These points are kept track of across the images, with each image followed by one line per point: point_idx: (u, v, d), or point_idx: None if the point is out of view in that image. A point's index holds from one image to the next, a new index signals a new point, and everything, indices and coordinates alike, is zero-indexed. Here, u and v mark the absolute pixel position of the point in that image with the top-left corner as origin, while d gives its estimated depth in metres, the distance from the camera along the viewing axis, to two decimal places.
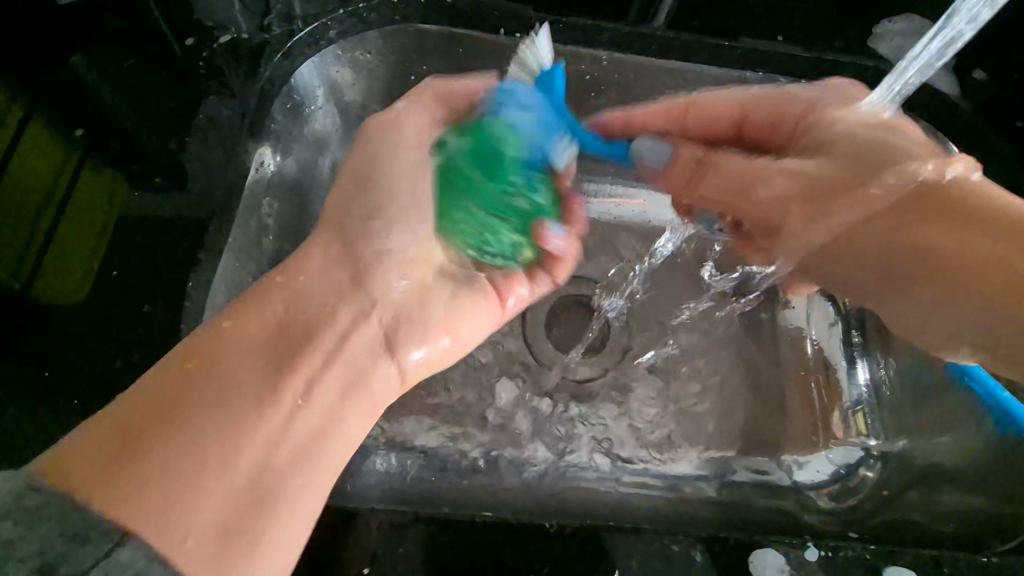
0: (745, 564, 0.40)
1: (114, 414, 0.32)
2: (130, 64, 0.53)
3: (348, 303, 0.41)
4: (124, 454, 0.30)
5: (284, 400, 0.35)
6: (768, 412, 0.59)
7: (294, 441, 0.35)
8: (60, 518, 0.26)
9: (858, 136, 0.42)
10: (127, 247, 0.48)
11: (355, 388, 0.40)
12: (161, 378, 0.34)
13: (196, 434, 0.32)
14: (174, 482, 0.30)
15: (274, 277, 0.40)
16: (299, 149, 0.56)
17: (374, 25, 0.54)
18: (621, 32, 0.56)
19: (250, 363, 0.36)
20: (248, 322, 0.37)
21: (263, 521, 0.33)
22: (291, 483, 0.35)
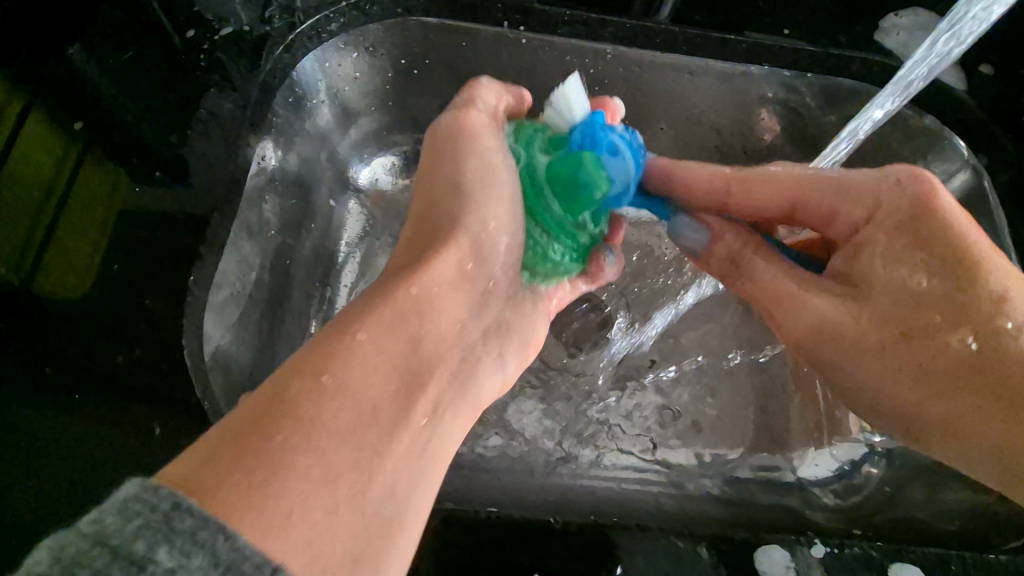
0: (751, 562, 0.40)
1: (238, 434, 0.28)
2: (129, 57, 0.52)
3: (464, 332, 0.40)
4: (268, 476, 0.27)
5: (415, 421, 0.34)
6: (769, 410, 0.60)
7: (420, 462, 0.34)
8: (210, 547, 0.22)
9: (917, 281, 0.39)
10: (129, 242, 0.47)
11: (460, 406, 0.39)
12: (294, 394, 0.30)
13: (337, 460, 0.29)
14: (319, 508, 0.27)
15: (403, 294, 0.37)
16: (302, 144, 0.56)
17: (376, 18, 0.53)
18: (626, 25, 0.55)
19: (383, 381, 0.33)
20: (381, 342, 0.35)
21: (388, 549, 0.30)
22: (410, 514, 0.32)
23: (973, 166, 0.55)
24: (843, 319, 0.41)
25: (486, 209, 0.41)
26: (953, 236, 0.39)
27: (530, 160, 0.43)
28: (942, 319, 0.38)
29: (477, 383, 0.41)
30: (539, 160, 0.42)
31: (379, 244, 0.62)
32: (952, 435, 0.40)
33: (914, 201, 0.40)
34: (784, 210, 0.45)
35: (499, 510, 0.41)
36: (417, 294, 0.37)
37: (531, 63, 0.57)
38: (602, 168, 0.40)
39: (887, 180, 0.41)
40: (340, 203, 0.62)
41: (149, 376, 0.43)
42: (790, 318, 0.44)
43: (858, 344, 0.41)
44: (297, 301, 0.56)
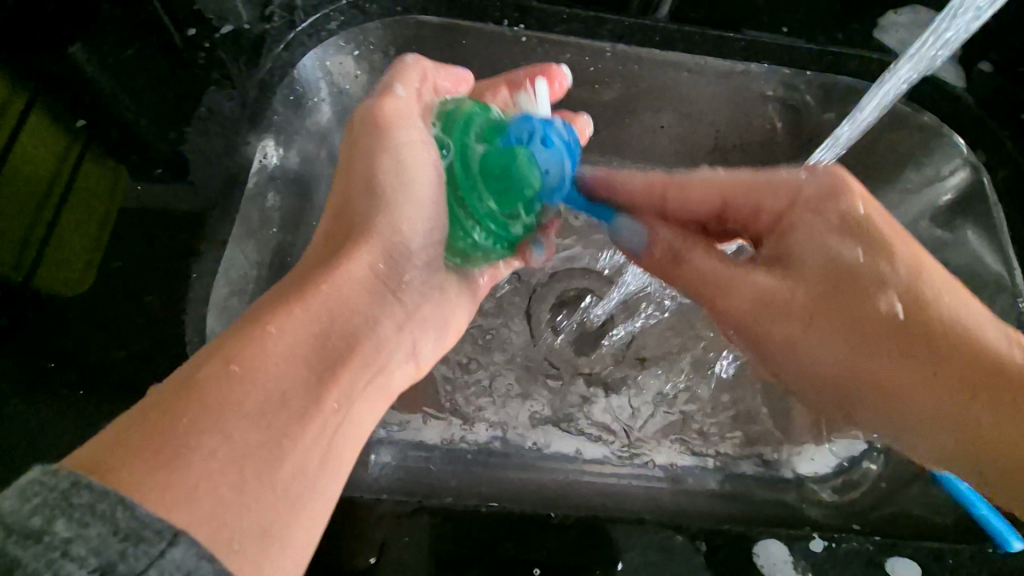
0: (745, 555, 0.40)
1: (148, 421, 0.28)
2: (129, 54, 0.52)
3: (381, 325, 0.39)
4: (171, 466, 0.27)
5: (328, 404, 0.33)
6: (772, 403, 0.59)
7: (332, 449, 0.33)
8: (109, 517, 0.24)
9: (853, 261, 0.41)
10: (127, 238, 0.48)
11: (380, 391, 0.38)
12: (202, 382, 0.30)
13: (242, 442, 0.29)
14: (222, 487, 0.28)
15: (313, 287, 0.36)
16: (301, 142, 0.55)
17: (374, 17, 0.54)
18: (624, 23, 0.56)
19: (298, 369, 0.33)
20: (293, 332, 0.34)
21: (295, 530, 0.30)
22: (318, 495, 0.32)
23: (972, 163, 0.55)
24: (780, 314, 0.42)
25: (410, 174, 0.42)
26: (883, 226, 0.42)
27: (465, 147, 0.43)
28: (897, 288, 0.40)
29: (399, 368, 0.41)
30: (473, 147, 0.43)
31: None
32: (937, 414, 0.39)
33: (826, 185, 0.43)
34: (714, 210, 0.48)
35: (497, 504, 0.41)
36: (330, 282, 0.37)
37: (530, 61, 0.58)
38: (536, 164, 0.42)
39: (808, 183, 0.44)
40: None
41: (147, 371, 0.44)
42: (733, 299, 0.44)
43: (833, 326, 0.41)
44: None
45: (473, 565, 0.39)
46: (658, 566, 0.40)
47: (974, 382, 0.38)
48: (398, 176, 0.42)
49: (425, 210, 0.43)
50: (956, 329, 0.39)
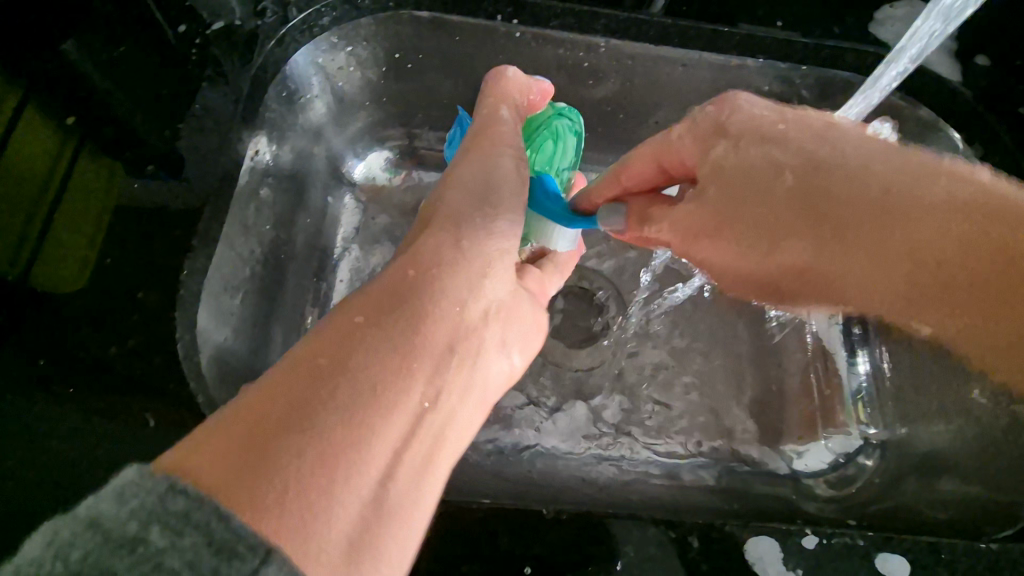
0: (739, 551, 0.40)
1: (238, 423, 0.29)
2: (121, 52, 0.52)
3: (468, 311, 0.40)
4: (259, 463, 0.27)
5: (413, 401, 0.34)
6: (764, 401, 0.60)
7: (422, 444, 0.33)
8: (207, 527, 0.22)
9: (737, 172, 0.38)
10: (121, 235, 0.47)
11: (472, 396, 0.39)
12: (294, 380, 0.32)
13: (331, 441, 0.29)
14: (317, 482, 0.28)
15: (403, 277, 0.40)
16: (294, 138, 0.57)
17: (367, 12, 0.53)
18: (619, 18, 0.55)
19: (383, 362, 0.34)
20: (378, 323, 0.36)
21: (391, 532, 0.29)
22: (413, 498, 0.31)
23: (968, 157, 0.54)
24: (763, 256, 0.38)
25: (504, 188, 0.46)
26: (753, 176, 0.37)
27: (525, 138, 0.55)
28: (818, 202, 0.35)
29: (488, 373, 0.41)
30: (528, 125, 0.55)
31: (378, 238, 0.64)
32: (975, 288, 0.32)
33: (715, 118, 0.41)
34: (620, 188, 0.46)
35: (491, 502, 0.41)
36: (414, 277, 0.40)
37: (524, 57, 0.58)
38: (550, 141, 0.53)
39: (724, 109, 0.41)
40: (336, 198, 0.64)
41: (140, 368, 0.43)
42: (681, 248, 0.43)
43: (763, 231, 0.37)
44: (291, 294, 0.57)
45: (470, 563, 0.39)
46: (654, 561, 0.40)
47: (974, 245, 0.32)
48: (491, 186, 0.45)
49: (507, 221, 0.45)
50: (928, 190, 0.33)
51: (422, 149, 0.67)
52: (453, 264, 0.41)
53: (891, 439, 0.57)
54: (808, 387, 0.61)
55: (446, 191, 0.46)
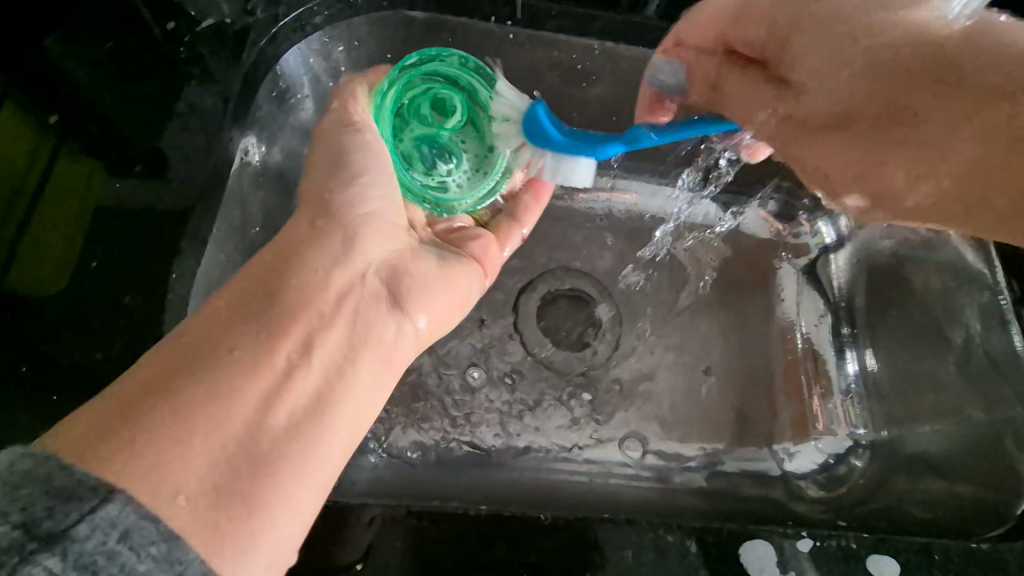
0: (734, 558, 0.40)
1: (106, 400, 0.30)
2: (106, 48, 0.51)
3: (336, 279, 0.41)
4: (115, 425, 0.29)
5: (278, 362, 0.36)
6: (758, 400, 0.61)
7: (294, 401, 0.35)
8: (47, 479, 0.25)
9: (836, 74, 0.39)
10: (109, 237, 0.46)
11: (367, 354, 0.40)
12: (156, 359, 0.33)
13: (186, 399, 0.31)
14: (168, 442, 0.29)
15: (259, 261, 0.40)
16: (286, 136, 0.56)
17: (361, 12, 0.54)
18: (613, 21, 0.56)
19: (244, 330, 0.36)
20: (237, 303, 0.37)
21: (263, 487, 0.31)
22: (291, 448, 0.33)
23: None
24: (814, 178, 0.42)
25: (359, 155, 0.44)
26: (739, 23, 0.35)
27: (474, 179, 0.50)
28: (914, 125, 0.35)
29: (385, 339, 0.42)
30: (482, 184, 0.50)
31: None
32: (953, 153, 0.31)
33: None
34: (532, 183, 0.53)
35: (489, 507, 0.41)
36: (273, 260, 0.40)
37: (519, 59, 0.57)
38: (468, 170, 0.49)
39: None
40: None
41: None
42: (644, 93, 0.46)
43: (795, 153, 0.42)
44: None
45: (464, 571, 0.38)
46: (652, 566, 0.39)
47: None
48: (342, 159, 0.44)
49: (373, 188, 0.44)
50: None
51: None
52: (312, 243, 0.41)
53: (879, 440, 0.58)
54: (795, 390, 0.61)
55: (317, 157, 0.45)
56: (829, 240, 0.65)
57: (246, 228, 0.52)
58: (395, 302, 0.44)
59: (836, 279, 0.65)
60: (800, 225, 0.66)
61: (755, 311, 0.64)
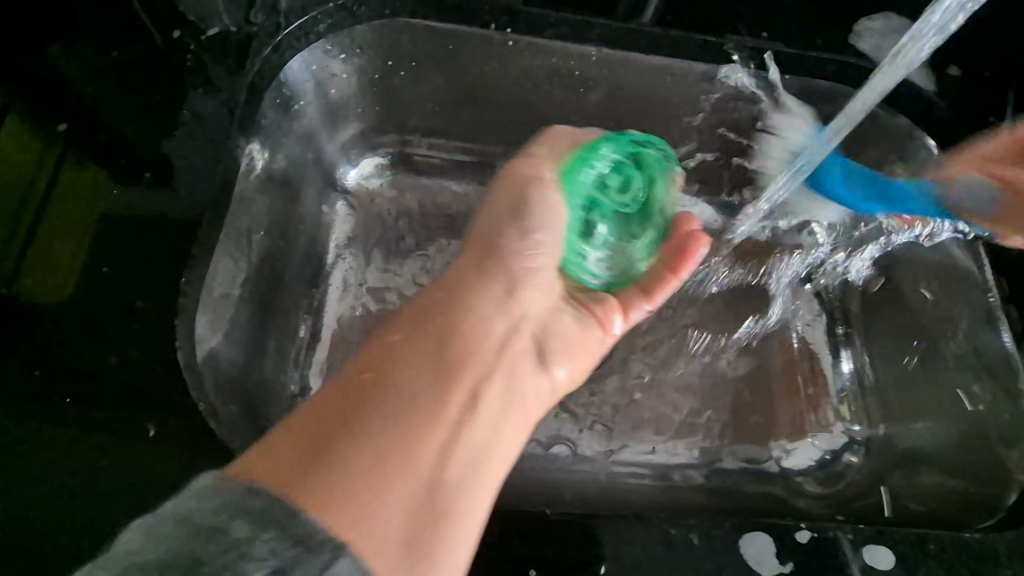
0: (734, 548, 0.41)
1: (300, 432, 0.33)
2: (112, 57, 0.51)
3: (495, 326, 0.43)
4: (316, 466, 0.31)
5: (452, 411, 0.37)
6: (759, 398, 0.62)
7: (466, 452, 0.36)
8: (280, 525, 0.27)
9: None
10: (118, 243, 0.47)
11: (516, 403, 0.42)
12: (340, 397, 0.35)
13: (376, 450, 0.33)
14: (364, 489, 0.31)
15: (428, 298, 0.44)
16: (288, 144, 0.58)
17: (363, 20, 0.54)
18: (610, 28, 0.57)
19: (424, 373, 0.37)
20: (411, 340, 0.39)
21: (440, 539, 0.32)
22: (462, 503, 0.34)
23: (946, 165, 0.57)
24: None
25: (536, 214, 0.49)
26: None
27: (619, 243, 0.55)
28: None
29: (528, 389, 0.44)
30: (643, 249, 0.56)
31: (375, 246, 0.66)
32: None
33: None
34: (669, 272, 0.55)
35: (498, 504, 0.42)
36: (441, 298, 0.44)
37: (516, 65, 0.59)
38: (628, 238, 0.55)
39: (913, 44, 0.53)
40: (329, 207, 0.66)
41: (143, 378, 0.43)
42: None
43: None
44: (283, 300, 0.58)
45: (478, 568, 0.39)
46: (659, 559, 0.40)
47: None
48: (523, 209, 0.49)
49: (541, 245, 0.48)
50: None
51: (414, 156, 0.68)
52: (454, 293, 0.44)
53: (875, 436, 0.59)
54: (793, 389, 0.62)
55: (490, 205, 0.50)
56: (823, 240, 0.66)
57: (254, 233, 0.53)
58: (541, 357, 0.46)
59: (824, 283, 0.66)
60: (790, 224, 0.67)
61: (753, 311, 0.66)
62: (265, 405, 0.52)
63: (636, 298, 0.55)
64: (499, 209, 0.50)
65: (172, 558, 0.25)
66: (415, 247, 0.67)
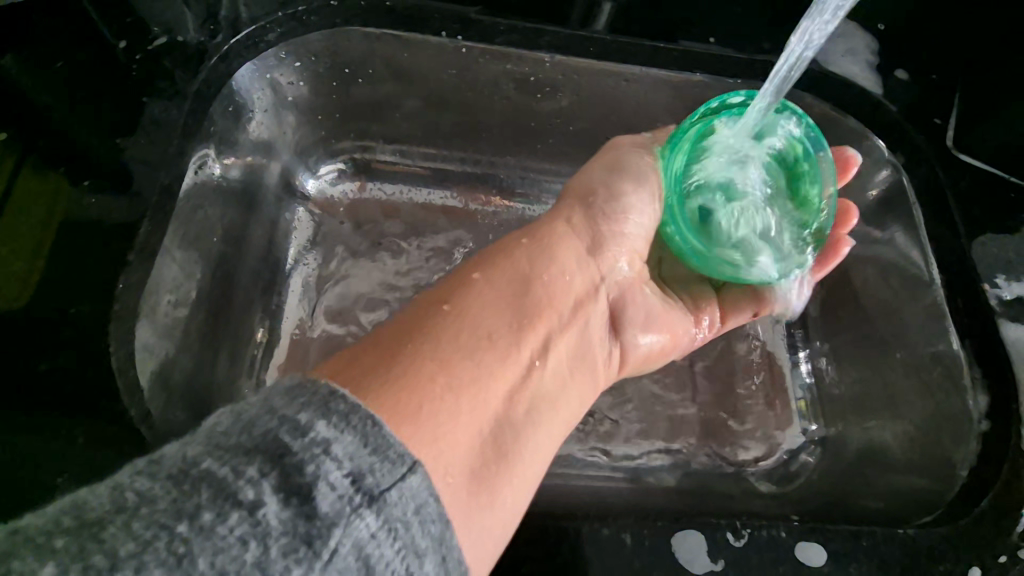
0: (665, 546, 0.41)
1: (383, 344, 0.35)
2: (60, 65, 0.52)
3: (575, 286, 0.46)
4: (402, 373, 0.33)
5: (524, 360, 0.39)
6: (715, 400, 0.63)
7: (527, 399, 0.39)
8: (362, 432, 0.26)
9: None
10: (57, 248, 0.46)
11: (577, 364, 0.45)
12: (427, 319, 0.38)
13: (458, 375, 0.35)
14: (445, 411, 0.33)
15: (517, 243, 0.46)
16: (243, 150, 0.59)
17: (314, 28, 0.55)
18: (562, 35, 0.57)
19: (500, 318, 0.40)
20: (492, 281, 0.42)
21: (501, 475, 0.34)
22: (522, 444, 0.36)
23: (891, 164, 0.58)
24: None
25: (629, 180, 0.50)
26: None
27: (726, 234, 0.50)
28: None
29: (596, 352, 0.47)
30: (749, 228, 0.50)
31: (333, 251, 0.66)
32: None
33: None
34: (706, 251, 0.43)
35: None
36: (529, 244, 0.47)
37: (470, 71, 0.60)
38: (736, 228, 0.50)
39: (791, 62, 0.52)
40: (291, 212, 0.67)
41: (73, 383, 0.42)
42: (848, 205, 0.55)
43: None
44: (237, 306, 0.59)
45: None
46: (592, 560, 0.40)
47: None
48: (616, 175, 0.50)
49: (635, 210, 0.50)
50: None
51: (375, 163, 0.70)
52: (535, 246, 0.47)
53: (830, 436, 0.61)
54: (754, 391, 0.64)
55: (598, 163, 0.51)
56: None
57: (199, 240, 0.54)
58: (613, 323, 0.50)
59: None
60: None
61: None
62: (212, 411, 0.51)
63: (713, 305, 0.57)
64: (598, 165, 0.51)
65: (260, 445, 0.25)
66: (372, 250, 0.67)
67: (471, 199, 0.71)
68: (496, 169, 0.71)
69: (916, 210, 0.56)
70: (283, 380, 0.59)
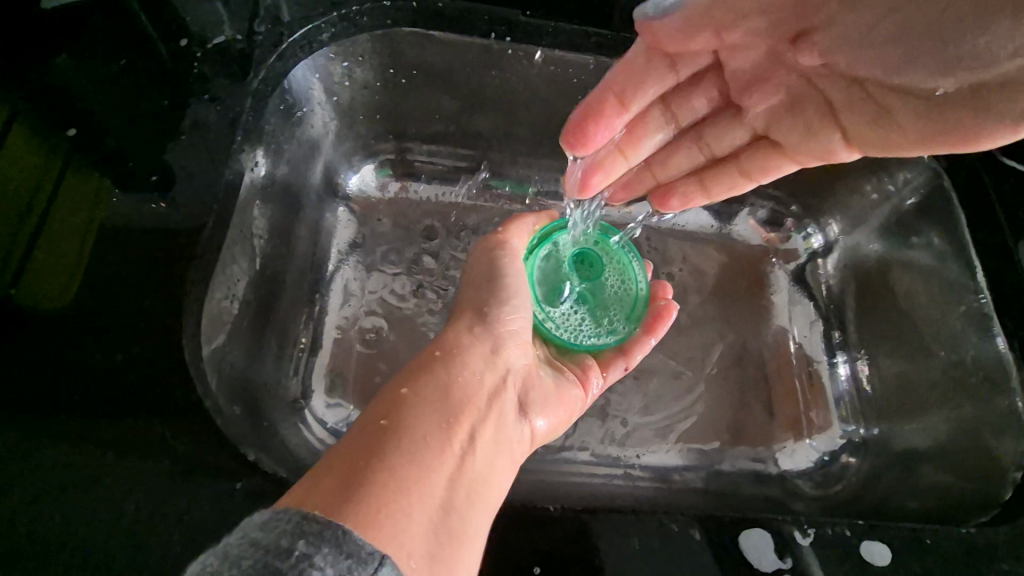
0: (735, 547, 0.41)
1: (317, 474, 0.34)
2: (122, 64, 0.53)
3: (487, 380, 0.45)
4: (343, 495, 0.32)
5: (456, 447, 0.38)
6: (756, 401, 0.64)
7: (470, 482, 0.38)
8: (336, 541, 0.28)
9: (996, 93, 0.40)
10: (124, 244, 0.48)
11: (506, 446, 0.44)
12: (358, 438, 0.37)
13: (397, 481, 0.34)
14: (395, 515, 0.32)
15: (428, 357, 0.45)
16: (292, 150, 0.60)
17: (365, 28, 0.55)
18: (607, 37, 0.58)
19: (427, 415, 0.39)
20: (418, 389, 0.41)
21: (459, 558, 0.34)
22: (470, 524, 0.36)
23: (931, 166, 0.58)
24: None
25: (509, 283, 0.50)
26: None
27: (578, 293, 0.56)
28: None
29: (514, 435, 0.46)
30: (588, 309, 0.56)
31: (374, 251, 0.67)
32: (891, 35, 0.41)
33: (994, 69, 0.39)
34: (717, 105, 0.52)
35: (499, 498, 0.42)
36: (441, 354, 0.45)
37: (514, 71, 0.60)
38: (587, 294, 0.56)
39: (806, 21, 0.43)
40: (332, 212, 0.67)
41: (148, 375, 0.44)
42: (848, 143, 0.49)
43: None
44: (285, 304, 0.59)
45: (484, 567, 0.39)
46: (660, 557, 0.41)
47: None
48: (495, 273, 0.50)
49: (522, 309, 0.50)
50: None
51: (414, 162, 0.70)
52: (446, 351, 0.45)
53: (873, 438, 0.61)
54: (794, 392, 0.65)
55: (484, 264, 0.51)
56: (817, 244, 0.70)
57: (255, 238, 0.54)
58: (523, 409, 0.48)
59: (824, 287, 0.69)
60: (790, 230, 0.71)
61: (752, 316, 0.68)
62: (268, 405, 0.52)
63: (597, 370, 0.56)
64: (483, 267, 0.51)
65: (252, 573, 0.25)
66: (411, 250, 0.68)
67: (510, 199, 0.72)
68: (534, 171, 0.72)
69: (958, 210, 0.56)
70: (332, 373, 0.61)
